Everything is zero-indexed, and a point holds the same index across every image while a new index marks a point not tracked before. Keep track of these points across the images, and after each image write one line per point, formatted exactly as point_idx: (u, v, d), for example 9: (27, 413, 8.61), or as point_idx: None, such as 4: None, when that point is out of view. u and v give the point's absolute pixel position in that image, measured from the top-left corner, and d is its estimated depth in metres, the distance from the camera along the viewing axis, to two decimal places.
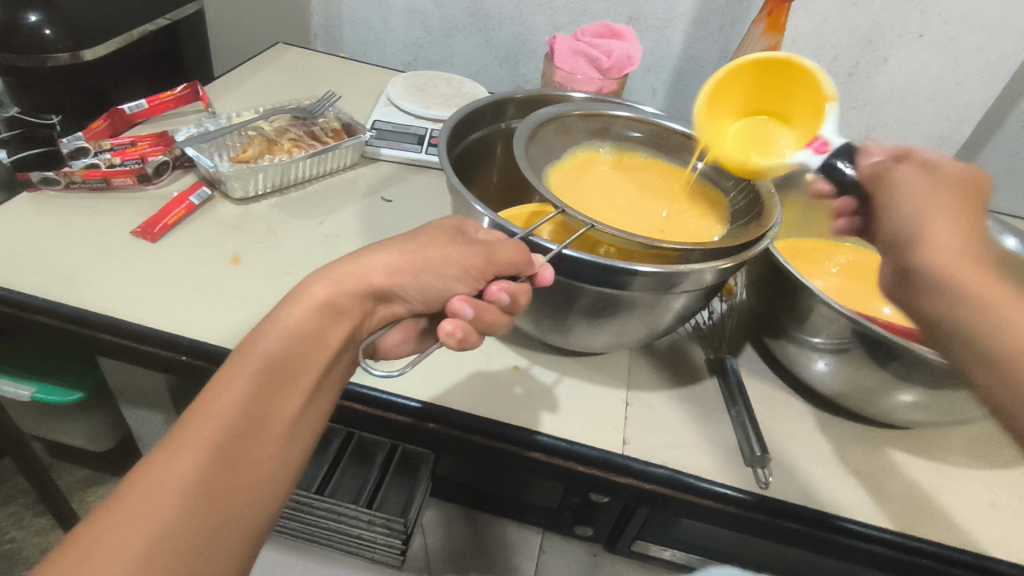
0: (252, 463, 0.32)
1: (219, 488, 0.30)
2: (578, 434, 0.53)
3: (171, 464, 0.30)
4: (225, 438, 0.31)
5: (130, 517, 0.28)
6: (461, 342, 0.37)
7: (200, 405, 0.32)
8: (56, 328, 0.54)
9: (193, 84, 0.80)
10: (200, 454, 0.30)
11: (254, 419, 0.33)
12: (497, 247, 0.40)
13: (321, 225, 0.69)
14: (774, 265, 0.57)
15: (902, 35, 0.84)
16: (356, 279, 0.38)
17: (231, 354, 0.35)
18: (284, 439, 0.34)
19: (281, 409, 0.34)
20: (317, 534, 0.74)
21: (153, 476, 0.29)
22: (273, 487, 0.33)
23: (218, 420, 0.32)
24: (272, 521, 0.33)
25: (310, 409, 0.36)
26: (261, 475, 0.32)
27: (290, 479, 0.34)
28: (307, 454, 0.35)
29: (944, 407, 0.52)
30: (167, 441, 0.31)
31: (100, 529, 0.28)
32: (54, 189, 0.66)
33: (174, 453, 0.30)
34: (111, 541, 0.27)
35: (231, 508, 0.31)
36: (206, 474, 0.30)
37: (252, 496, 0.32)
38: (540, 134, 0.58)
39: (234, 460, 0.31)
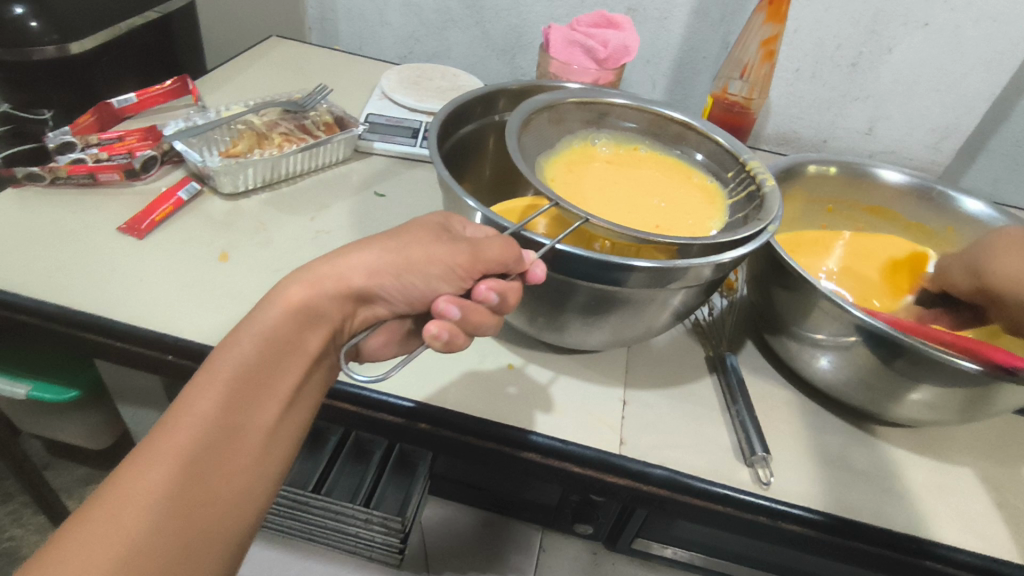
0: (226, 476, 0.31)
1: (193, 503, 0.29)
2: (574, 434, 0.52)
3: (139, 480, 0.29)
4: (198, 450, 0.30)
5: (97, 536, 0.27)
6: (446, 344, 0.36)
7: (170, 416, 0.31)
8: (39, 327, 0.53)
9: (182, 78, 0.79)
10: (170, 468, 0.29)
11: (228, 429, 0.32)
12: (484, 244, 0.37)
13: (312, 221, 0.68)
14: (775, 259, 0.56)
15: (906, 23, 0.82)
16: (336, 279, 0.36)
17: (203, 361, 0.34)
18: (260, 449, 0.33)
19: (258, 418, 0.33)
20: (314, 532, 0.73)
21: (123, 491, 0.28)
22: (249, 499, 0.32)
23: (191, 431, 0.30)
24: (249, 533, 0.32)
25: (287, 416, 0.35)
26: (236, 487, 0.31)
27: (268, 489, 0.33)
28: (286, 463, 0.35)
29: (950, 406, 0.50)
30: (137, 453, 0.30)
31: (67, 548, 0.27)
32: (39, 185, 0.64)
33: (144, 467, 0.29)
34: (78, 561, 0.26)
35: (204, 524, 0.30)
36: (176, 490, 0.29)
37: (227, 510, 0.31)
38: (533, 122, 0.57)
39: (208, 473, 0.30)
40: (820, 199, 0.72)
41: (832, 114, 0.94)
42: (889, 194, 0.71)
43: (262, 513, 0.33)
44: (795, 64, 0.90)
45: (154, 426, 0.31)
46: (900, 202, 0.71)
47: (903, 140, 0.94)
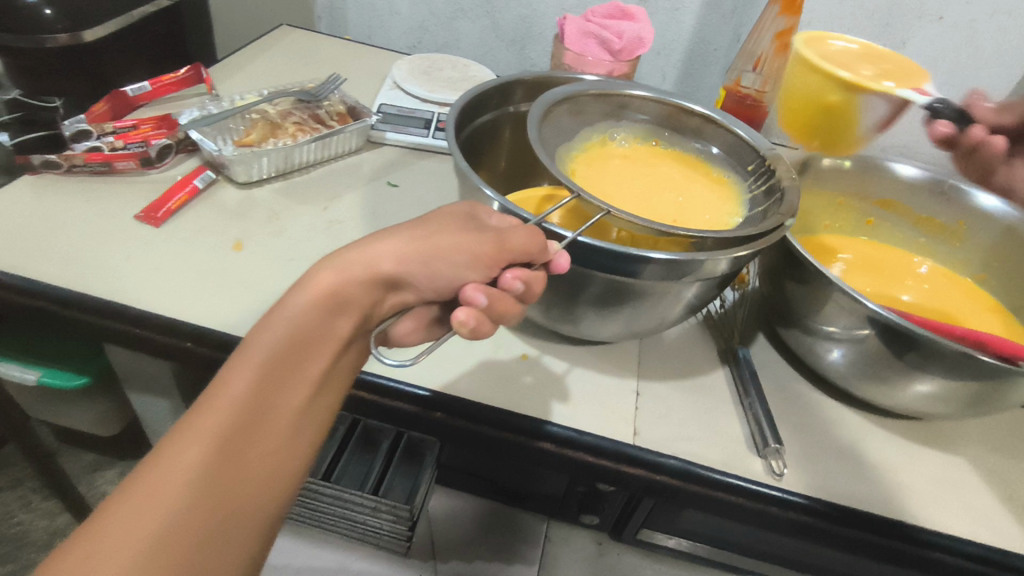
0: (259, 456, 0.31)
1: (226, 482, 0.30)
2: (588, 424, 0.52)
3: (177, 458, 0.29)
4: (230, 431, 0.31)
5: (135, 512, 0.28)
6: (473, 331, 0.36)
7: (205, 398, 0.32)
8: (57, 314, 0.53)
9: (195, 66, 0.78)
10: (205, 448, 0.30)
11: (261, 411, 0.32)
12: (509, 233, 0.39)
13: (325, 211, 0.68)
14: (791, 253, 0.55)
15: (921, 17, 0.81)
16: (365, 267, 0.36)
17: (237, 345, 0.34)
18: (292, 430, 0.33)
19: (289, 400, 0.33)
20: (322, 520, 0.74)
21: (159, 470, 0.29)
22: (281, 480, 0.32)
23: (224, 412, 0.31)
24: (281, 514, 0.33)
25: (317, 400, 0.35)
26: (267, 468, 0.32)
27: (301, 469, 0.34)
28: (315, 446, 0.35)
29: (962, 399, 0.51)
30: (173, 433, 0.30)
31: (106, 524, 0.27)
32: (56, 173, 0.65)
33: (180, 447, 0.30)
34: (117, 536, 0.27)
35: (240, 502, 0.30)
36: (212, 469, 0.30)
37: (259, 490, 0.31)
38: (553, 115, 0.57)
39: (241, 453, 0.31)
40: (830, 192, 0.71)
41: None
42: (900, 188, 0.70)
43: (293, 494, 0.34)
44: None
45: (190, 407, 0.31)
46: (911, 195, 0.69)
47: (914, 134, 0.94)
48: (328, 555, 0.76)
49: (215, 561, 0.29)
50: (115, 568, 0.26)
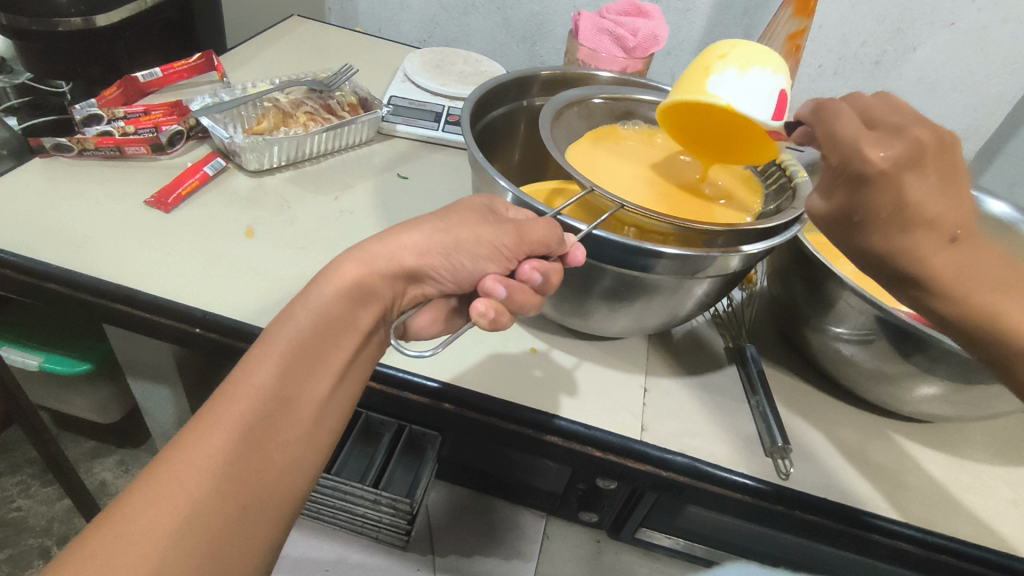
0: (281, 446, 0.31)
1: (250, 469, 0.30)
2: (595, 418, 0.52)
3: (200, 444, 0.29)
4: (254, 419, 0.31)
5: (161, 496, 0.28)
6: (492, 323, 0.36)
7: (228, 386, 0.32)
8: (68, 296, 0.53)
9: (207, 54, 0.78)
10: (229, 435, 0.30)
11: (284, 401, 0.32)
12: (528, 225, 0.38)
13: (335, 201, 0.68)
14: (801, 253, 0.56)
15: (933, 22, 0.82)
16: (387, 259, 0.37)
17: (260, 335, 0.34)
18: (313, 422, 0.33)
19: (312, 391, 0.33)
20: (322, 512, 0.73)
21: (183, 456, 0.29)
22: (301, 470, 0.32)
23: (248, 401, 0.31)
24: (299, 504, 0.33)
25: (338, 391, 0.35)
26: (289, 458, 0.32)
27: (319, 461, 0.34)
28: (334, 438, 0.35)
29: (969, 402, 0.51)
30: (197, 419, 0.30)
31: (131, 507, 0.27)
32: (67, 156, 0.65)
33: (204, 433, 0.30)
34: (143, 519, 0.27)
35: (261, 490, 0.30)
36: (235, 457, 0.30)
37: (281, 479, 0.31)
38: (564, 116, 0.57)
39: (264, 441, 0.31)
40: None
41: None
42: None
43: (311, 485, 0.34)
44: (818, 60, 0.89)
45: (213, 394, 0.31)
46: None
47: None
48: (328, 547, 0.76)
49: (235, 547, 0.29)
50: (140, 552, 0.26)
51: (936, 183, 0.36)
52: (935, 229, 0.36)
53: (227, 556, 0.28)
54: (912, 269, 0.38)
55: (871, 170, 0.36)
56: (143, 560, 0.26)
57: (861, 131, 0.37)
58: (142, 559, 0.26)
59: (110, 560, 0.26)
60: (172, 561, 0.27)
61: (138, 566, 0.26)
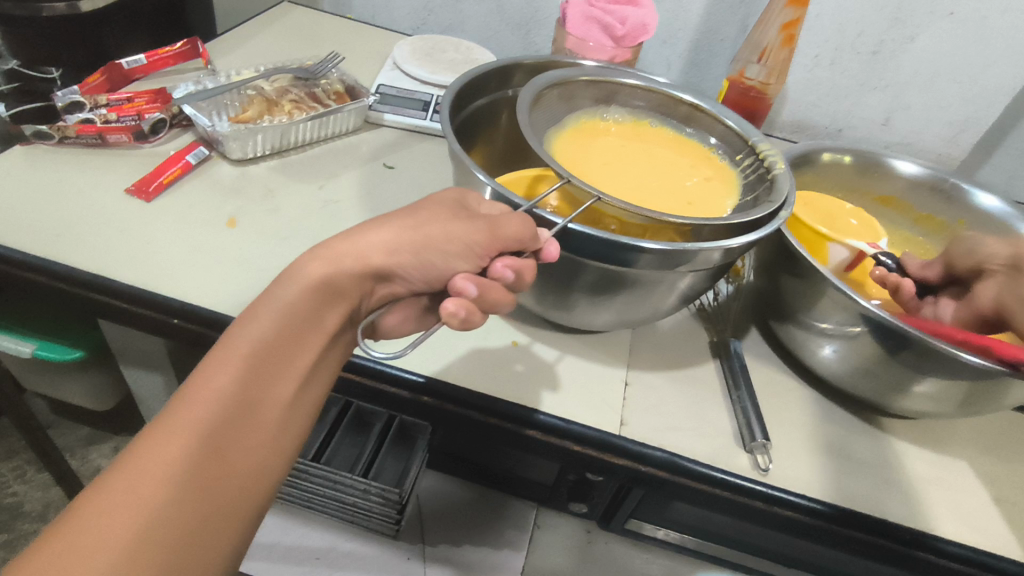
0: (243, 450, 0.31)
1: (209, 475, 0.30)
2: (577, 413, 0.52)
3: (157, 451, 0.29)
4: (214, 423, 0.31)
5: (116, 504, 0.27)
6: (464, 322, 0.36)
7: (188, 390, 0.31)
8: (46, 286, 0.53)
9: (193, 41, 0.78)
10: (187, 442, 0.30)
11: (246, 404, 0.32)
12: (501, 221, 0.38)
13: (320, 190, 0.68)
14: (785, 247, 0.55)
15: (932, 11, 0.80)
16: (354, 258, 0.36)
17: (221, 337, 0.34)
18: (278, 424, 0.33)
19: (275, 393, 0.33)
20: (311, 501, 0.73)
21: (141, 463, 0.29)
22: (264, 475, 0.32)
23: (207, 406, 0.31)
24: (263, 508, 0.33)
25: (304, 395, 0.35)
26: (251, 463, 0.31)
27: (283, 465, 0.34)
28: (300, 440, 0.35)
29: (953, 399, 0.50)
30: (155, 425, 0.30)
31: (84, 517, 0.27)
32: (47, 143, 0.64)
33: (163, 438, 0.29)
34: (97, 527, 0.27)
35: (222, 495, 0.30)
36: (194, 463, 0.29)
37: (243, 485, 0.31)
38: (544, 99, 0.56)
39: (225, 446, 0.31)
40: (830, 186, 0.71)
41: (850, 102, 0.92)
42: (901, 184, 0.70)
43: (275, 489, 0.34)
44: (815, 50, 0.88)
45: (172, 399, 0.31)
46: (912, 193, 0.70)
47: (920, 131, 0.92)
48: (318, 536, 0.76)
49: (194, 555, 0.28)
50: (95, 562, 0.26)
51: None
52: None
53: (186, 563, 0.28)
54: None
55: None
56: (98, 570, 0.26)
57: None
58: (95, 569, 0.26)
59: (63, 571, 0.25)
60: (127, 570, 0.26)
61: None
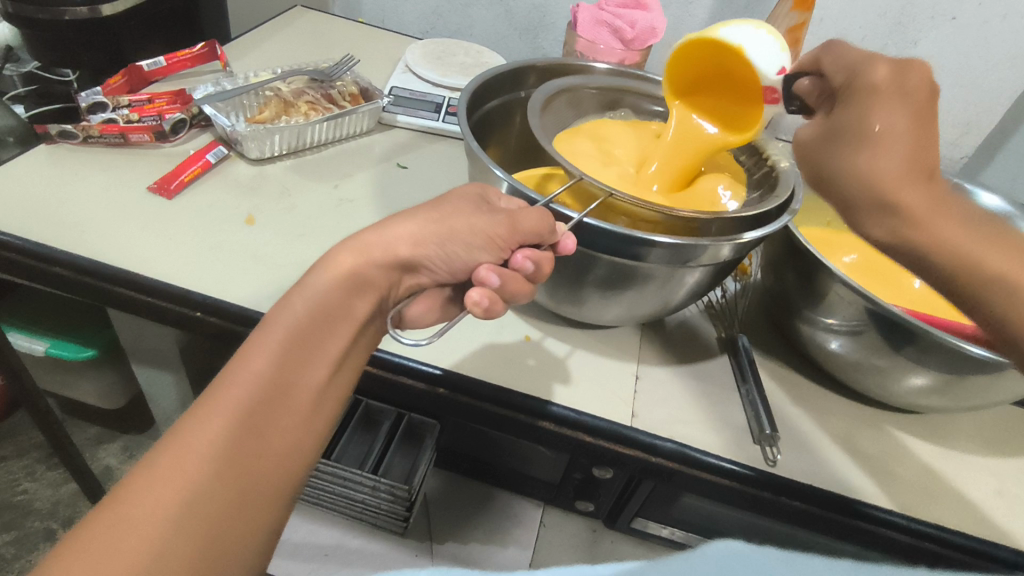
0: (280, 430, 0.32)
1: (248, 454, 0.31)
2: (588, 405, 0.53)
3: (201, 430, 0.30)
4: (253, 405, 0.32)
5: (164, 479, 0.29)
6: (486, 311, 0.37)
7: (227, 373, 0.33)
8: (71, 280, 0.55)
9: (211, 43, 0.79)
10: (229, 422, 0.31)
11: (282, 387, 0.33)
12: (522, 216, 0.40)
13: (335, 189, 0.69)
14: (793, 245, 0.56)
15: (934, 17, 0.82)
16: (383, 249, 0.38)
17: (258, 323, 0.35)
18: (312, 407, 0.34)
19: (310, 377, 0.34)
20: (322, 497, 0.74)
21: (185, 441, 0.30)
22: (300, 455, 0.33)
23: (247, 389, 0.32)
24: (298, 487, 0.34)
25: (334, 380, 0.36)
26: (286, 444, 0.33)
27: (316, 446, 0.35)
28: (332, 423, 0.36)
29: (957, 393, 0.51)
30: (197, 406, 0.31)
31: (133, 492, 0.28)
32: (72, 143, 0.66)
33: (205, 418, 0.31)
34: (146, 501, 0.28)
35: (262, 473, 0.31)
36: (235, 442, 0.31)
37: (279, 465, 0.32)
38: (552, 104, 0.59)
39: (263, 426, 0.32)
40: None
41: None
42: None
43: (308, 469, 0.35)
44: None
45: (213, 382, 0.33)
46: None
47: None
48: (328, 532, 0.77)
49: (236, 529, 0.30)
50: (145, 533, 0.27)
51: (908, 123, 0.35)
52: (910, 166, 0.35)
53: (228, 538, 0.29)
54: (878, 199, 0.35)
55: (872, 85, 0.36)
56: (147, 541, 0.27)
57: (865, 100, 0.36)
58: (143, 541, 0.27)
59: (115, 541, 0.27)
60: (173, 543, 0.28)
61: (138, 546, 0.27)
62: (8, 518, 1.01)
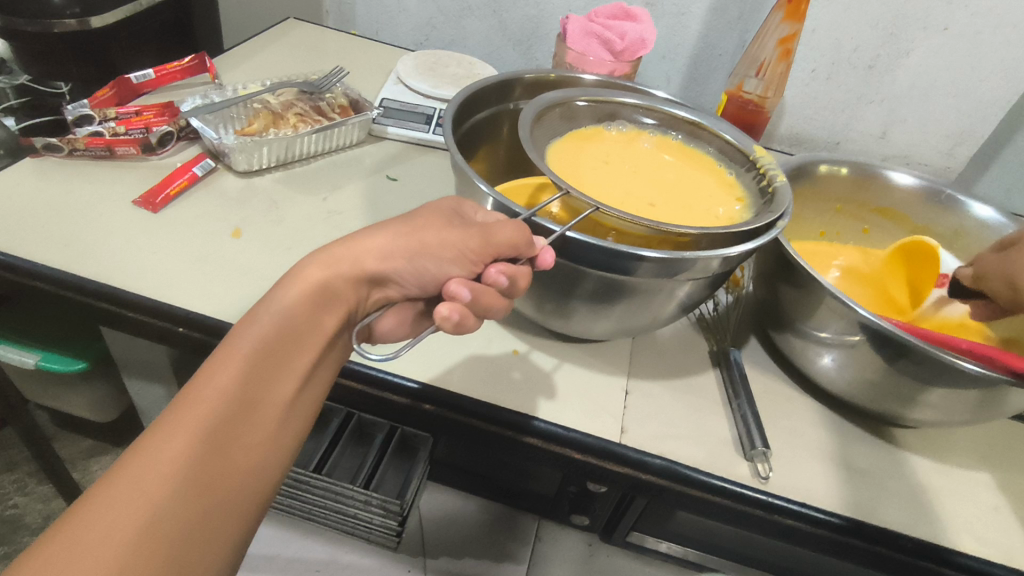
0: (244, 448, 0.32)
1: (212, 472, 0.30)
2: (576, 421, 0.52)
3: (162, 448, 0.29)
4: (216, 422, 0.31)
5: (121, 500, 0.28)
6: (456, 326, 0.36)
7: (191, 390, 0.32)
8: (53, 295, 0.54)
9: (200, 56, 0.78)
10: (191, 439, 0.30)
11: (246, 404, 0.33)
12: (494, 228, 0.39)
13: (324, 201, 0.69)
14: (784, 257, 0.56)
15: (926, 27, 0.81)
16: (351, 262, 0.37)
17: (222, 339, 0.35)
18: (278, 424, 0.34)
19: (275, 393, 0.34)
20: (312, 512, 0.73)
21: (145, 460, 0.29)
22: (265, 473, 0.33)
23: (210, 405, 0.31)
24: (263, 506, 0.33)
25: (302, 395, 0.36)
26: (251, 461, 0.32)
27: (282, 464, 0.34)
28: (299, 440, 0.35)
29: (951, 407, 0.51)
30: (158, 422, 0.31)
31: (90, 514, 0.27)
32: (57, 156, 0.65)
33: (166, 437, 0.30)
34: (102, 524, 0.27)
35: (225, 492, 0.31)
36: (197, 460, 0.30)
37: (243, 483, 0.32)
38: (546, 117, 0.57)
39: (227, 443, 0.31)
40: (829, 199, 0.72)
41: (847, 116, 0.93)
42: (901, 197, 0.71)
43: (274, 488, 0.34)
44: (812, 64, 0.89)
45: (175, 399, 0.32)
46: (910, 204, 0.70)
47: (917, 144, 0.93)
48: (319, 547, 0.76)
49: (197, 550, 0.29)
50: (102, 557, 0.26)
51: None
52: None
53: (189, 559, 0.28)
54: None
55: None
56: (104, 565, 0.26)
57: None
58: (100, 564, 0.26)
59: (70, 566, 0.26)
60: (132, 564, 0.27)
61: (95, 570, 0.26)
62: None
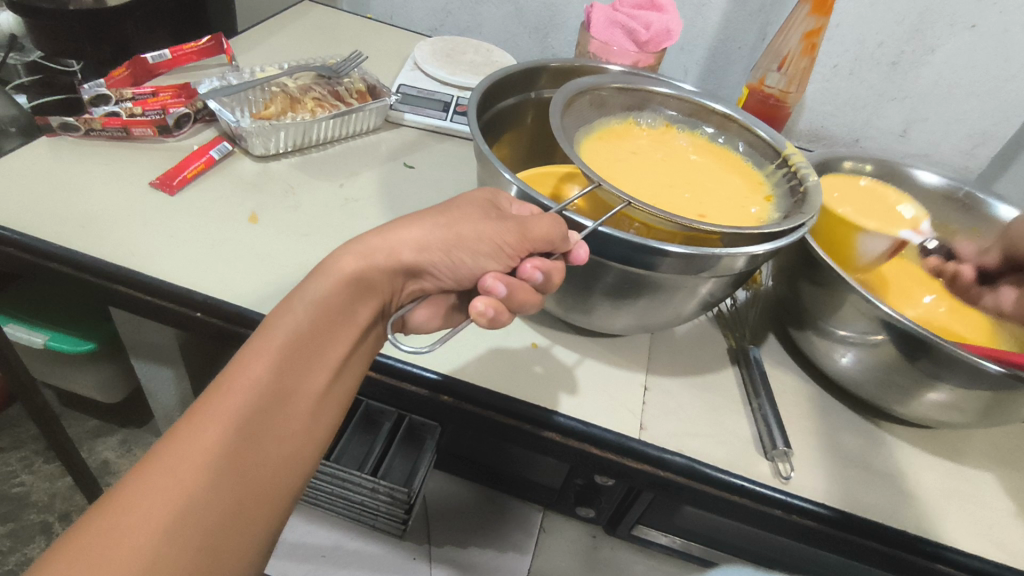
0: (278, 439, 0.32)
1: (246, 463, 0.30)
2: (595, 416, 0.52)
3: (196, 438, 0.29)
4: (251, 413, 0.31)
5: (156, 487, 0.28)
6: (491, 321, 0.36)
7: (225, 379, 0.32)
8: (69, 276, 0.53)
9: (218, 38, 0.77)
10: (224, 430, 0.30)
11: (280, 394, 0.32)
12: (532, 222, 0.38)
13: (341, 187, 0.68)
14: (809, 255, 0.55)
15: (953, 24, 0.80)
16: (386, 254, 0.37)
17: (257, 329, 0.35)
18: (310, 416, 0.33)
19: (309, 384, 0.34)
20: (320, 498, 0.73)
21: (179, 449, 0.29)
22: (298, 464, 0.33)
23: (244, 395, 0.31)
24: (295, 497, 0.33)
25: (334, 386, 0.35)
26: (285, 451, 0.32)
27: (314, 456, 0.34)
28: (330, 432, 0.35)
29: (977, 410, 0.50)
30: (193, 410, 0.31)
31: (125, 500, 0.27)
32: (73, 135, 0.65)
33: (201, 425, 0.30)
34: (137, 511, 0.27)
35: (257, 483, 0.30)
36: (231, 450, 0.30)
37: (275, 474, 0.31)
38: (574, 104, 0.56)
39: (260, 434, 0.31)
40: None
41: (868, 113, 0.92)
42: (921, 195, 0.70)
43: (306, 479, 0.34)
44: (834, 59, 0.88)
45: (210, 388, 0.32)
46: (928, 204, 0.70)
47: (937, 144, 0.92)
48: (327, 533, 0.76)
49: (230, 540, 0.29)
50: (137, 544, 0.26)
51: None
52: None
53: (221, 550, 0.28)
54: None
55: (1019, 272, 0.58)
56: (140, 552, 0.26)
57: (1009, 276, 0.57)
58: (135, 552, 0.26)
59: (106, 551, 0.26)
60: (168, 552, 0.27)
61: (130, 556, 0.26)
62: (3, 510, 1.00)
